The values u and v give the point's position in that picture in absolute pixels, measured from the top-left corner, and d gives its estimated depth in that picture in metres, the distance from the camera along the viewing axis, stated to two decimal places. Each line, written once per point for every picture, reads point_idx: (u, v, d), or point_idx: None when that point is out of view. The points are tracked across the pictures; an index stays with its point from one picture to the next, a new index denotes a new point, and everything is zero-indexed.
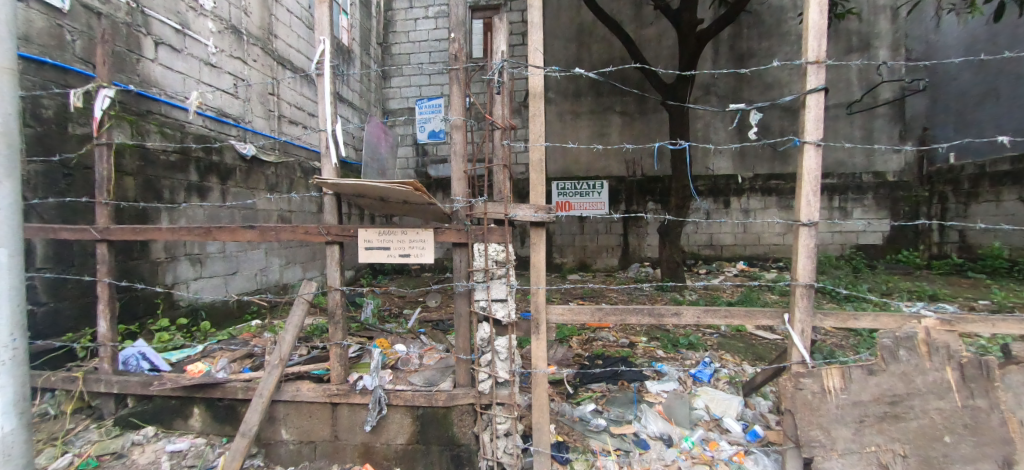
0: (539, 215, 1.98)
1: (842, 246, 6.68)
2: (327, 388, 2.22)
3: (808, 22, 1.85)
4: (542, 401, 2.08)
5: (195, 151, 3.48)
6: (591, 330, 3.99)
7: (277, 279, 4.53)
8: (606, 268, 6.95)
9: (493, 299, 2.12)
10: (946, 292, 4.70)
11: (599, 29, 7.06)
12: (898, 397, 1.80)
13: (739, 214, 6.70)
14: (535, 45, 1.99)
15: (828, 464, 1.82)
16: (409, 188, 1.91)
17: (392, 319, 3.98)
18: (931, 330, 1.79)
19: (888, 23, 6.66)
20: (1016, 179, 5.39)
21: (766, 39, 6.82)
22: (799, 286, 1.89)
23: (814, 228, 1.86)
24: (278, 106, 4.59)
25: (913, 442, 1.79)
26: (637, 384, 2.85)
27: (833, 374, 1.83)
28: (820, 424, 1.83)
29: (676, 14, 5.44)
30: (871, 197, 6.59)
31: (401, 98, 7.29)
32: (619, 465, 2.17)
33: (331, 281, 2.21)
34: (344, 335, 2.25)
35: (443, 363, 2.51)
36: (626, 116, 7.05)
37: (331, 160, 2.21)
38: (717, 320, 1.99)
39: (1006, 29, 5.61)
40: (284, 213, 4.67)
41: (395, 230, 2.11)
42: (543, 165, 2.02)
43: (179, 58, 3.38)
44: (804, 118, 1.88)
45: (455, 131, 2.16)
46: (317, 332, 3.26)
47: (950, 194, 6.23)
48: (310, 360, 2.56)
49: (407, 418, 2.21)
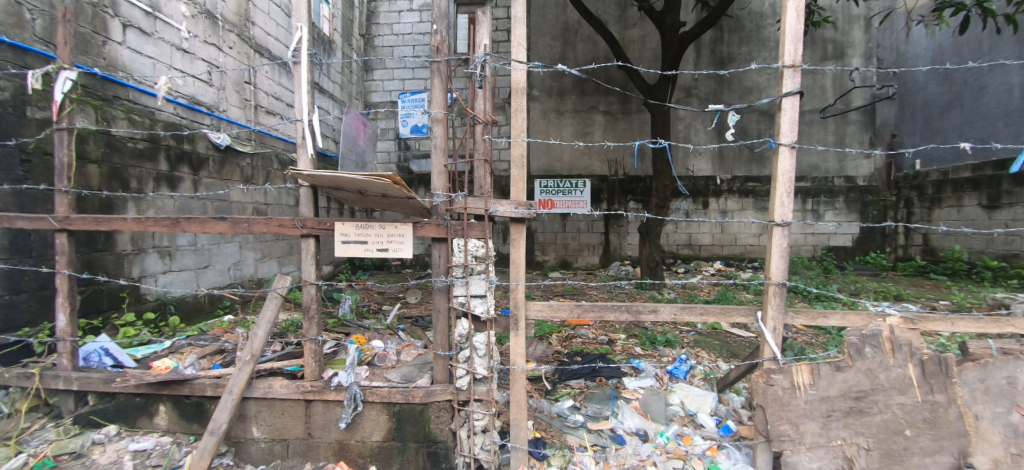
0: (519, 211, 1.98)
1: (814, 248, 6.89)
2: (301, 385, 2.17)
3: (784, 27, 1.89)
4: (520, 398, 2.09)
5: (165, 139, 3.36)
6: (570, 327, 4.02)
7: (251, 274, 4.41)
8: (587, 267, 7.01)
9: (472, 295, 2.11)
10: (910, 293, 4.90)
11: (584, 28, 7.09)
12: (863, 393, 1.86)
13: (717, 214, 6.84)
14: (518, 40, 1.98)
15: (796, 458, 1.88)
16: (388, 182, 1.85)
17: (371, 315, 3.94)
18: (896, 328, 1.85)
19: (862, 33, 6.89)
20: (977, 186, 5.64)
21: (746, 44, 6.96)
22: (772, 285, 1.94)
23: (787, 228, 1.91)
24: (254, 96, 4.46)
25: (876, 436, 1.85)
26: (615, 380, 2.89)
27: (802, 371, 1.89)
28: (789, 419, 1.89)
29: (660, 16, 5.50)
30: (843, 201, 6.79)
31: (383, 91, 7.17)
32: (596, 460, 2.18)
33: (306, 275, 2.15)
34: (319, 331, 2.19)
35: (421, 360, 2.48)
36: (609, 115, 7.10)
37: (307, 150, 2.15)
38: (693, 317, 2.02)
39: (971, 42, 5.85)
40: (260, 206, 4.55)
41: (373, 224, 2.07)
42: (525, 161, 2.01)
43: (149, 41, 3.25)
44: (779, 120, 1.92)
45: (435, 125, 2.13)
46: (292, 328, 3.18)
47: (915, 199, 6.49)
48: (283, 357, 2.50)
49: (384, 415, 2.18)
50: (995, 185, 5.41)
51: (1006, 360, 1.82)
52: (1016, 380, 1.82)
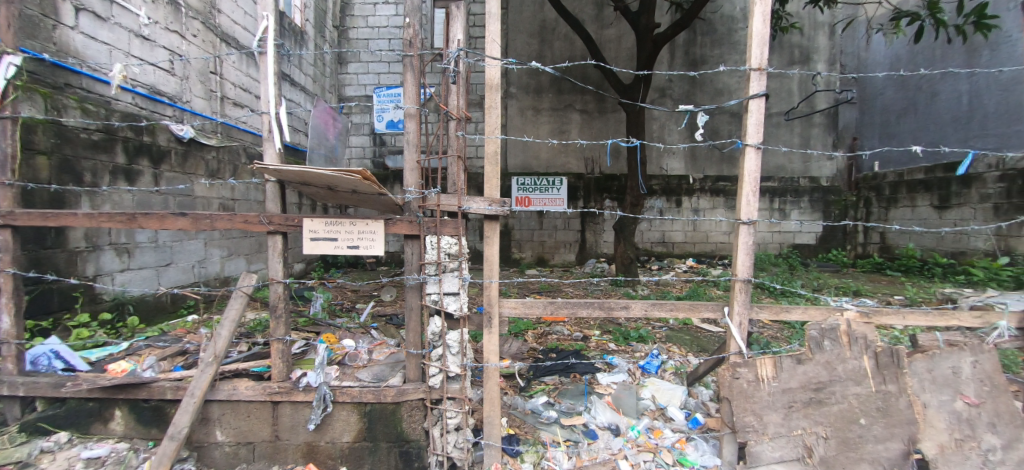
0: (493, 208, 1.97)
1: (780, 245, 7.14)
2: (267, 386, 2.11)
3: (751, 31, 1.95)
4: (493, 395, 2.09)
5: (122, 130, 3.20)
6: (546, 324, 4.04)
7: (217, 271, 4.26)
8: (563, 264, 7.06)
9: (445, 292, 2.09)
10: (867, 288, 5.14)
11: (561, 27, 7.12)
12: (822, 384, 1.94)
13: (689, 213, 7.00)
14: (492, 36, 1.97)
15: (759, 448, 1.94)
16: (358, 177, 1.82)
17: (344, 314, 3.86)
18: (852, 322, 1.95)
19: (826, 39, 7.16)
20: (929, 188, 5.98)
21: (718, 47, 7.13)
22: (738, 281, 2.00)
23: (752, 226, 1.98)
24: (220, 86, 4.29)
25: (833, 426, 1.93)
26: (588, 376, 2.93)
27: (766, 364, 1.96)
28: (753, 411, 1.95)
29: (635, 17, 5.57)
30: (807, 200, 7.06)
31: (358, 85, 7.02)
32: (568, 456, 2.20)
33: (272, 273, 2.08)
34: (287, 330, 2.13)
35: (393, 358, 2.45)
36: (586, 114, 7.16)
37: (274, 144, 2.08)
38: (663, 313, 2.07)
39: (925, 51, 6.16)
40: (226, 201, 4.39)
41: (343, 221, 2.03)
42: (498, 158, 2.01)
43: (105, 27, 3.07)
44: (747, 122, 1.98)
45: (408, 120, 2.09)
46: (259, 328, 3.08)
47: (874, 199, 6.81)
48: (249, 357, 2.42)
49: (354, 415, 2.14)
50: (945, 186, 5.75)
51: (951, 351, 1.96)
52: (959, 369, 1.95)
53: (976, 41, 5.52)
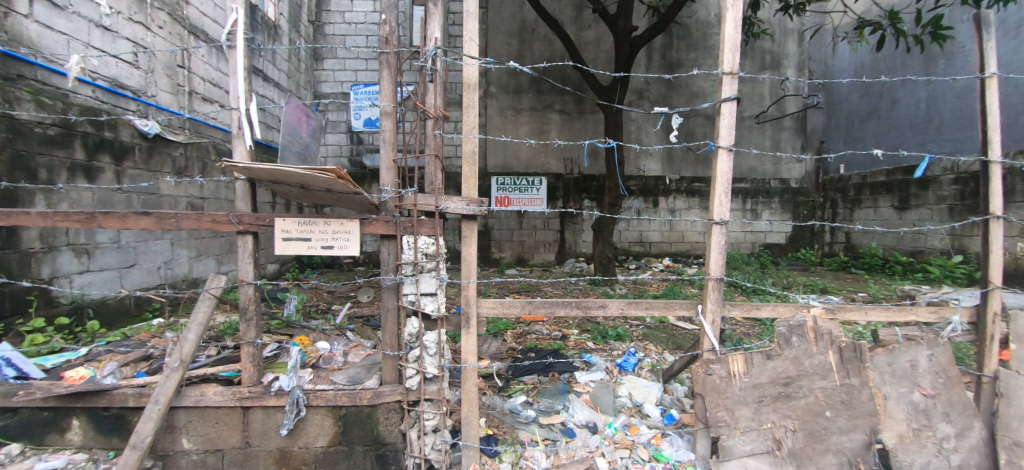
0: (471, 208, 1.97)
1: (752, 245, 7.34)
2: (237, 391, 2.05)
3: (723, 36, 2.00)
4: (472, 395, 2.08)
5: (82, 125, 3.05)
6: (525, 323, 4.05)
7: (185, 273, 4.11)
8: (543, 264, 7.10)
9: (422, 293, 2.07)
10: (834, 286, 5.34)
11: (541, 27, 7.15)
12: (790, 378, 2.01)
13: (666, 213, 7.13)
14: (470, 35, 1.96)
15: (731, 442, 1.99)
16: (331, 176, 1.78)
17: (319, 316, 3.77)
18: (818, 318, 2.03)
19: (795, 45, 7.41)
20: (890, 190, 6.26)
21: (693, 51, 7.29)
22: (711, 280, 2.05)
23: (725, 226, 2.03)
24: (188, 81, 4.13)
25: (801, 419, 2.00)
26: (567, 375, 2.96)
27: (737, 360, 2.01)
28: (725, 406, 2.00)
29: (613, 20, 5.63)
30: (777, 201, 7.28)
31: (334, 81, 6.88)
32: (547, 455, 2.21)
33: (242, 275, 2.02)
34: (258, 333, 2.07)
35: (369, 361, 2.41)
36: (565, 114, 7.21)
37: (244, 141, 2.02)
38: (639, 311, 2.11)
39: (887, 59, 6.45)
40: (194, 200, 4.24)
41: (317, 220, 1.98)
42: (476, 157, 2.00)
43: (62, 16, 2.92)
44: (719, 125, 2.02)
45: (384, 118, 2.07)
46: (229, 331, 2.98)
47: (839, 200, 7.08)
48: (219, 362, 2.34)
49: (329, 419, 2.10)
50: (905, 188, 6.03)
51: (909, 345, 2.05)
52: (917, 363, 2.05)
53: (933, 50, 5.82)
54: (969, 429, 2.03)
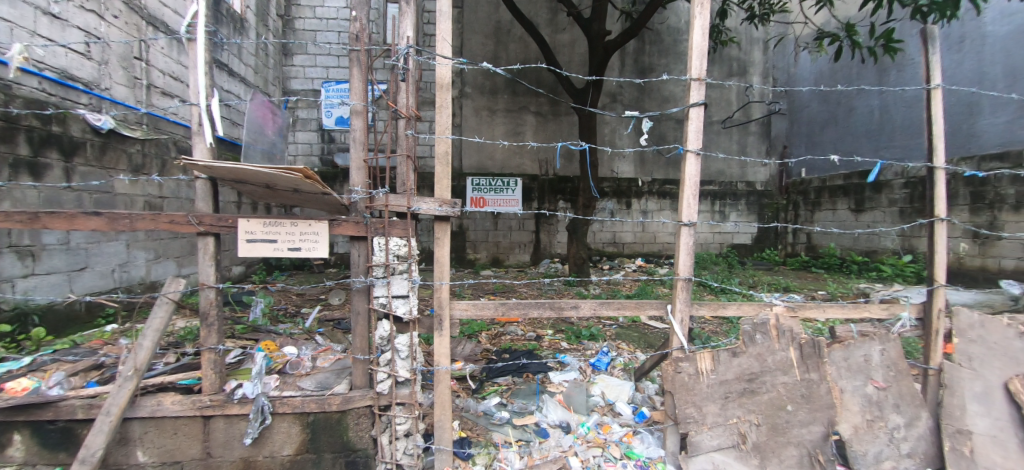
0: (443, 209, 1.95)
1: (720, 245, 7.57)
2: (197, 400, 1.96)
3: (691, 43, 2.05)
4: (444, 398, 2.07)
5: (26, 119, 2.87)
6: (499, 324, 4.05)
7: (142, 276, 3.91)
8: (518, 264, 7.12)
9: (394, 295, 2.03)
10: (796, 284, 5.57)
11: (516, 29, 7.18)
12: (754, 374, 2.08)
13: (638, 214, 7.27)
14: (442, 35, 1.95)
15: (699, 437, 2.04)
16: (298, 176, 1.73)
17: (287, 320, 3.66)
18: (780, 316, 2.11)
19: (760, 53, 7.70)
20: (847, 193, 6.58)
21: (664, 56, 7.47)
22: (681, 280, 2.10)
23: (693, 227, 2.08)
24: (146, 74, 3.92)
25: (764, 413, 2.07)
26: (541, 375, 2.97)
27: (705, 357, 2.07)
28: (693, 402, 2.05)
29: (587, 24, 5.71)
30: (744, 203, 7.52)
31: (304, 78, 6.70)
32: (520, 456, 2.21)
33: (203, 278, 1.93)
34: (221, 339, 1.99)
35: (339, 365, 2.35)
36: (540, 116, 7.26)
37: (204, 138, 1.95)
38: (611, 312, 2.14)
39: (844, 69, 6.79)
40: (152, 199, 4.04)
41: (283, 221, 1.92)
42: (449, 158, 1.99)
43: (5, 1, 2.71)
44: (687, 129, 2.08)
45: (355, 117, 2.02)
46: (190, 336, 2.84)
47: (801, 203, 7.40)
48: (178, 369, 2.23)
49: (296, 426, 2.04)
50: (860, 191, 6.35)
51: (864, 340, 2.16)
52: (870, 357, 2.16)
53: (886, 62, 6.18)
54: (917, 419, 2.15)
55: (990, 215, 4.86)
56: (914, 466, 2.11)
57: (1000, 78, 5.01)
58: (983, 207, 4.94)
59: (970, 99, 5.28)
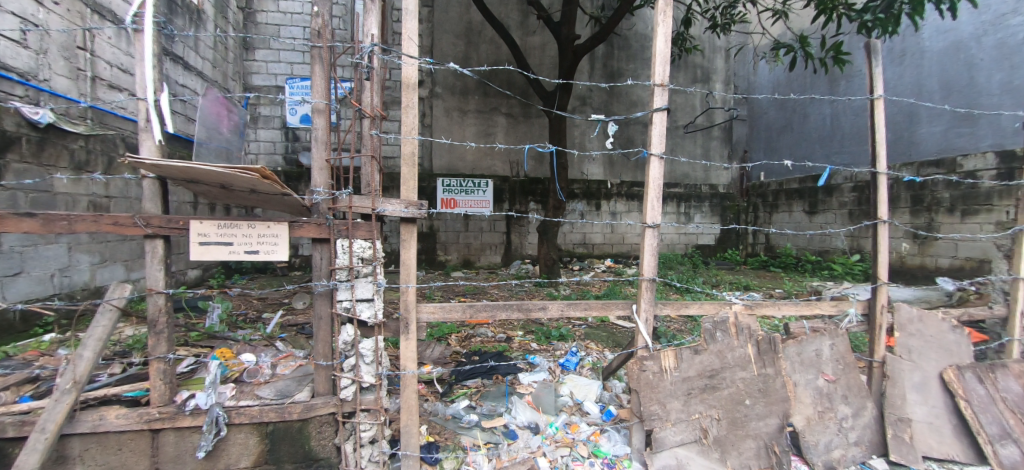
0: (410, 211, 1.92)
1: (686, 246, 7.81)
2: (145, 413, 1.85)
3: (655, 50, 2.10)
4: (411, 403, 2.03)
5: None
6: (470, 327, 4.03)
7: (86, 281, 3.66)
8: (488, 266, 7.10)
9: (358, 299, 1.98)
10: (755, 283, 5.82)
11: (487, 30, 7.17)
12: (715, 371, 2.15)
13: (608, 216, 7.39)
14: (409, 34, 1.92)
15: (663, 434, 2.09)
16: (255, 176, 1.66)
17: (247, 325, 3.51)
18: (739, 314, 2.20)
19: (722, 61, 8.00)
20: (802, 196, 6.91)
21: (632, 61, 7.65)
22: (645, 280, 2.14)
23: (657, 229, 2.14)
24: (90, 65, 3.68)
25: (724, 408, 2.14)
26: (510, 377, 2.97)
27: (668, 355, 2.13)
28: (657, 399, 2.10)
29: (557, 27, 5.76)
30: (707, 205, 7.76)
31: (267, 74, 6.47)
32: (488, 458, 2.20)
33: (151, 283, 1.82)
34: (171, 347, 1.88)
35: (301, 372, 2.28)
36: (510, 118, 7.29)
37: (153, 135, 1.84)
38: (578, 312, 2.17)
39: (799, 78, 7.14)
40: (97, 199, 3.79)
41: (240, 223, 1.85)
42: (416, 159, 1.96)
43: None
44: (651, 133, 2.13)
45: (317, 115, 1.96)
46: (139, 344, 2.68)
47: (760, 205, 7.72)
48: (124, 380, 2.10)
49: (253, 437, 1.96)
50: (813, 194, 6.70)
51: (815, 336, 2.28)
52: (821, 351, 2.27)
53: (835, 73, 6.54)
54: (863, 409, 2.29)
55: (928, 217, 5.23)
56: (860, 454, 2.23)
57: (936, 90, 5.40)
58: (922, 210, 5.31)
59: (909, 109, 5.66)
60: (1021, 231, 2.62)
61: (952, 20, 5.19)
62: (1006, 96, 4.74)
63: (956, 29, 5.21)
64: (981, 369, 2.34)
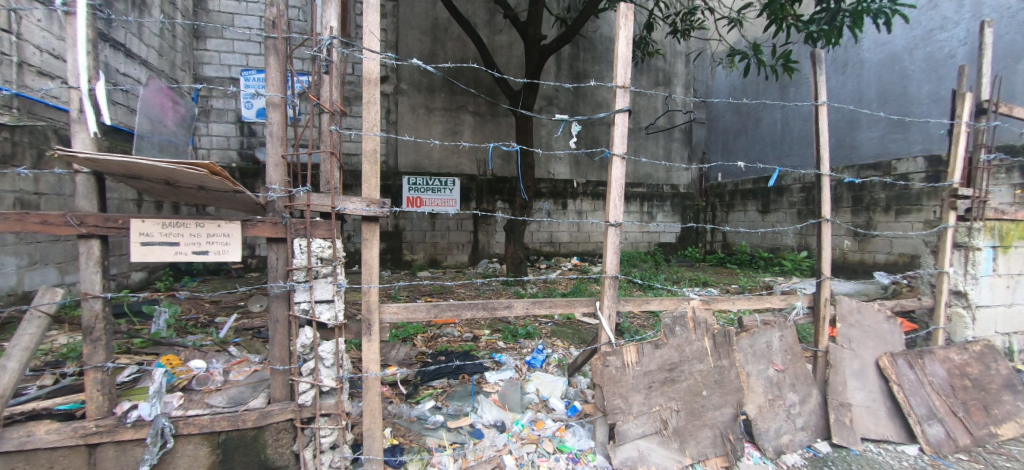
0: (371, 209, 1.88)
1: (648, 244, 8.03)
2: (79, 427, 1.72)
3: (617, 53, 2.14)
4: (373, 406, 1.99)
5: None
6: (436, 326, 3.98)
7: (12, 285, 3.36)
8: (455, 265, 7.04)
9: (317, 300, 1.92)
10: (713, 279, 6.06)
11: (453, 28, 7.11)
12: (674, 364, 2.22)
13: (574, 215, 7.49)
14: (370, 28, 1.87)
15: (625, 427, 2.14)
16: (204, 172, 1.58)
17: (198, 330, 3.33)
18: (697, 309, 2.29)
19: (683, 66, 8.27)
20: (755, 196, 7.25)
21: (597, 63, 7.79)
22: (608, 278, 2.19)
23: (619, 227, 2.18)
24: (17, 50, 3.37)
25: (683, 400, 2.21)
26: (477, 376, 2.96)
27: (630, 351, 2.18)
28: (620, 394, 2.14)
29: (524, 27, 5.77)
30: (669, 205, 8.01)
31: (219, 64, 6.15)
32: (454, 459, 2.18)
33: (86, 287, 1.69)
34: (109, 356, 1.75)
35: (256, 377, 2.18)
36: (477, 116, 7.26)
37: (86, 127, 1.71)
38: (543, 310, 2.18)
39: (752, 84, 7.49)
40: (25, 196, 3.48)
41: (188, 222, 1.75)
42: (377, 155, 1.92)
43: None
44: (613, 134, 2.17)
45: (272, 109, 1.88)
46: (74, 353, 2.47)
47: (718, 205, 8.04)
48: (54, 392, 1.93)
49: (203, 448, 1.86)
50: (766, 195, 7.03)
51: (766, 328, 2.39)
52: (772, 343, 2.39)
53: (786, 80, 6.90)
54: (809, 396, 2.42)
55: (867, 216, 5.62)
56: (806, 438, 2.37)
57: (874, 98, 5.79)
58: (862, 209, 5.68)
59: (850, 115, 6.06)
60: (945, 229, 2.86)
61: (888, 33, 5.57)
62: (933, 106, 5.14)
63: (891, 42, 5.60)
64: (911, 355, 2.54)
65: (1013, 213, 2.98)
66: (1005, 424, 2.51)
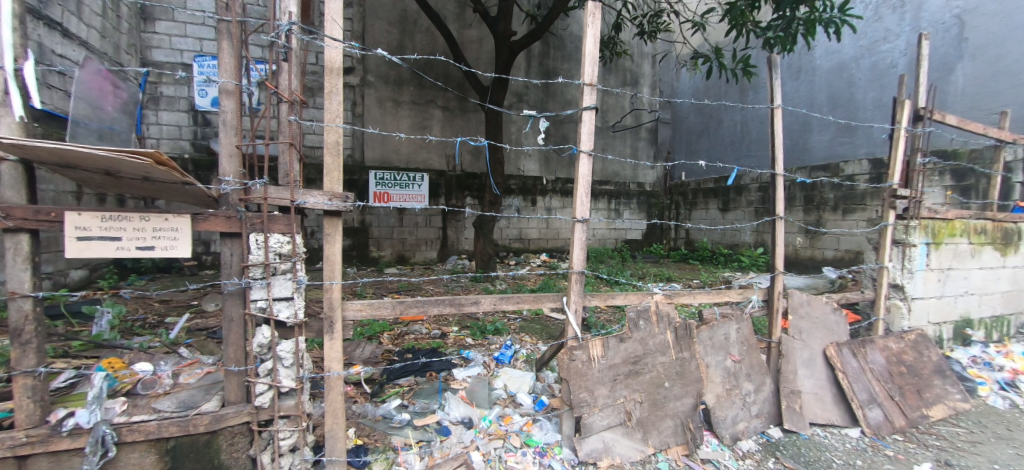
0: (333, 203, 1.82)
1: (616, 240, 8.17)
2: (6, 438, 1.59)
3: (584, 50, 2.16)
4: (335, 406, 1.93)
5: None
6: (403, 323, 3.91)
7: None
8: (423, 262, 6.96)
9: (275, 298, 1.84)
10: (676, 275, 6.25)
11: (422, 20, 6.98)
12: (638, 357, 2.27)
13: (543, 211, 7.53)
14: (332, 16, 1.81)
15: (591, 419, 2.17)
16: (148, 161, 1.48)
17: (146, 332, 3.13)
18: (659, 303, 2.36)
19: (649, 67, 8.46)
20: (716, 194, 7.52)
21: (566, 61, 7.85)
22: (575, 273, 2.21)
23: (585, 223, 2.21)
24: None
25: (647, 391, 2.27)
26: (445, 373, 2.92)
27: (596, 345, 2.21)
28: (586, 387, 2.17)
29: (493, 22, 5.72)
30: (635, 202, 8.18)
31: (170, 49, 5.82)
32: (420, 457, 2.15)
33: (13, 286, 1.55)
34: (41, 360, 1.62)
35: (208, 381, 2.07)
36: (446, 111, 7.17)
37: (12, 111, 1.55)
38: (511, 306, 2.19)
39: (715, 87, 7.76)
40: None
41: (130, 215, 1.63)
42: (340, 148, 1.85)
43: None
44: (580, 131, 2.19)
45: (225, 97, 1.78)
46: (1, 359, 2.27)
47: (681, 203, 8.28)
48: None
49: (150, 456, 1.75)
50: (726, 194, 7.30)
51: (724, 321, 2.49)
52: (729, 335, 2.49)
53: (745, 83, 7.18)
54: (763, 385, 2.54)
55: (818, 214, 5.93)
56: (760, 425, 2.49)
57: (825, 103, 6.11)
58: (813, 208, 6.00)
59: (803, 119, 6.37)
60: (885, 228, 3.07)
61: (838, 42, 5.89)
62: (877, 112, 5.47)
63: (841, 50, 5.92)
64: (854, 345, 2.71)
65: (944, 213, 3.23)
66: (935, 406, 2.72)
